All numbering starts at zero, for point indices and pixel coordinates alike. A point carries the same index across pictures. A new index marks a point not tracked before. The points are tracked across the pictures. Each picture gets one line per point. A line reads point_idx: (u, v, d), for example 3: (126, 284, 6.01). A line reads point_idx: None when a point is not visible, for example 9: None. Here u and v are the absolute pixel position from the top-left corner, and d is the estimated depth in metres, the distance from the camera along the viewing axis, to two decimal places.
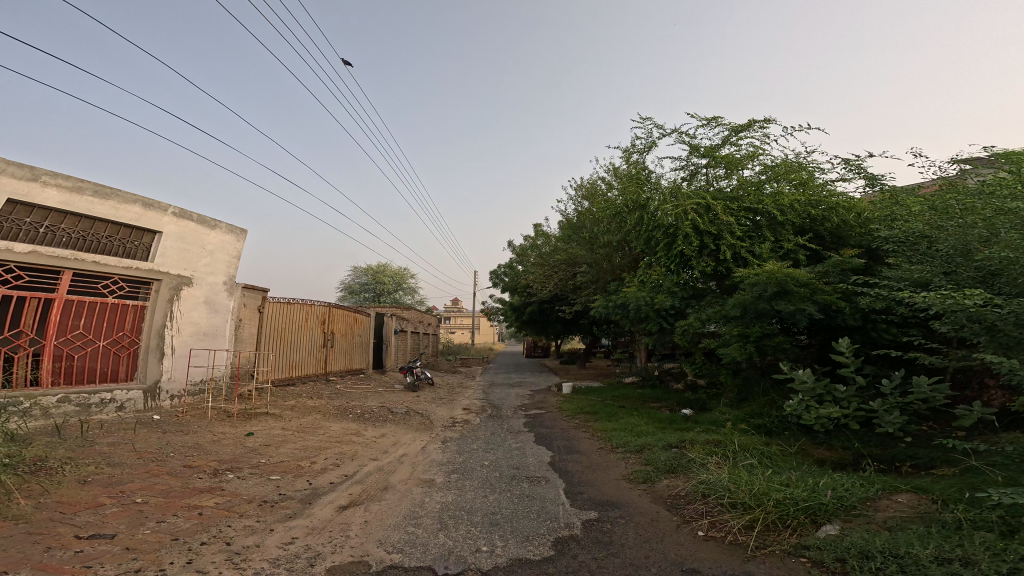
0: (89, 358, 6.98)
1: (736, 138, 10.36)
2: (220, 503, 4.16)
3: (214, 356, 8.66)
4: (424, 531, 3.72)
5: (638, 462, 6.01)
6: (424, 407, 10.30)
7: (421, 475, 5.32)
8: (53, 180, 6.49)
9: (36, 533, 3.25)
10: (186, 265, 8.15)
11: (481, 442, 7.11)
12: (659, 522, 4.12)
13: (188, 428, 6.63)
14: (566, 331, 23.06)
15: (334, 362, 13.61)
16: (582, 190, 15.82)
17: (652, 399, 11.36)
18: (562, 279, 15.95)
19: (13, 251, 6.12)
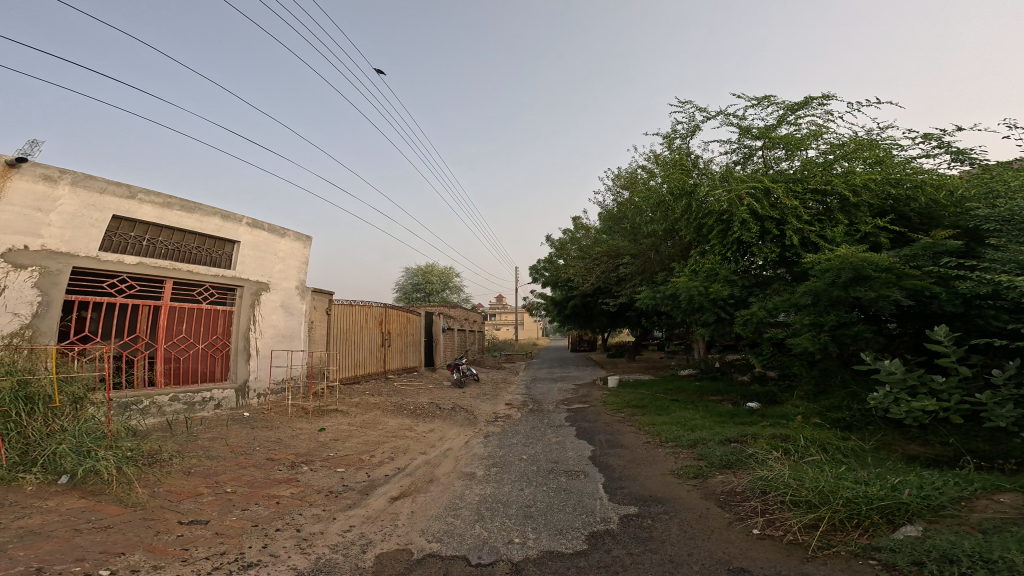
0: (190, 360, 7.78)
1: (794, 117, 9.67)
2: (294, 493, 4.54)
3: (292, 357, 9.40)
4: (462, 522, 3.85)
5: (691, 457, 5.82)
6: (469, 403, 10.55)
7: (463, 469, 5.47)
8: (148, 198, 7.22)
9: (150, 518, 3.73)
10: (262, 272, 8.88)
11: (522, 437, 7.17)
12: (708, 519, 3.99)
13: (268, 424, 7.26)
14: (612, 324, 22.72)
15: (391, 361, 14.26)
16: (622, 179, 15.43)
17: (711, 392, 10.95)
18: (604, 272, 15.58)
19: (124, 263, 6.92)
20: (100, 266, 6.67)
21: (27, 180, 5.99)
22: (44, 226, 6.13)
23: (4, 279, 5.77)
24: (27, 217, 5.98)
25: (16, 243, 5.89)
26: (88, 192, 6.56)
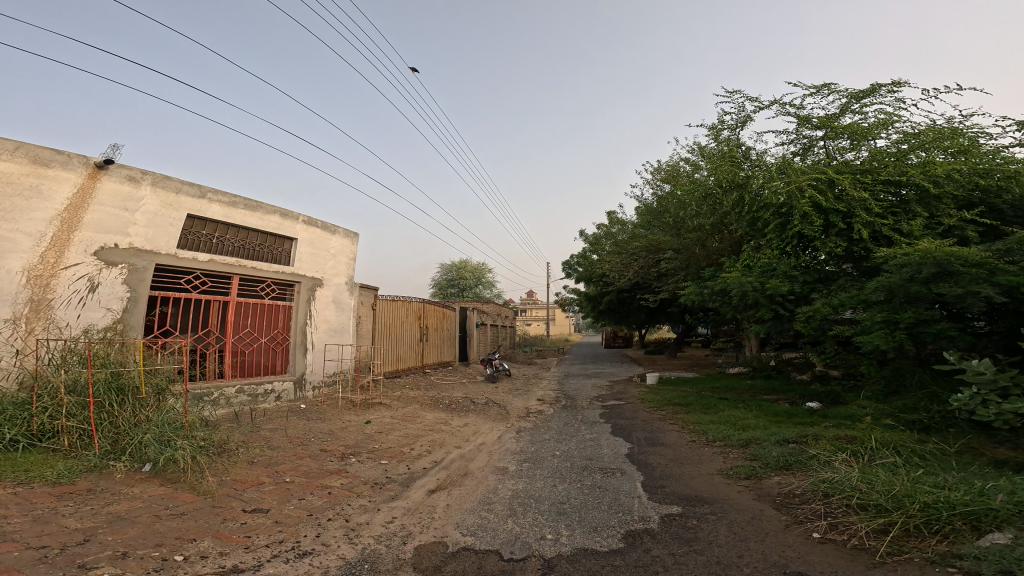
0: (254, 353, 8.24)
1: (859, 105, 9.06)
2: (344, 484, 4.74)
3: (343, 351, 9.81)
4: (495, 516, 3.87)
5: (743, 457, 5.53)
6: (502, 398, 10.60)
7: (497, 463, 5.50)
8: (217, 199, 7.62)
9: (218, 506, 4.01)
10: (316, 268, 9.29)
11: (554, 433, 7.09)
12: (762, 520, 3.78)
13: (320, 416, 7.61)
14: (651, 320, 22.16)
15: (429, 355, 14.63)
16: (662, 172, 15.00)
17: (764, 391, 10.41)
18: (643, 266, 15.15)
19: (198, 260, 7.34)
20: (178, 263, 7.08)
21: (114, 182, 6.43)
22: (129, 225, 6.58)
23: (97, 276, 6.24)
24: (116, 216, 6.44)
25: (106, 241, 6.35)
26: (166, 193, 6.97)
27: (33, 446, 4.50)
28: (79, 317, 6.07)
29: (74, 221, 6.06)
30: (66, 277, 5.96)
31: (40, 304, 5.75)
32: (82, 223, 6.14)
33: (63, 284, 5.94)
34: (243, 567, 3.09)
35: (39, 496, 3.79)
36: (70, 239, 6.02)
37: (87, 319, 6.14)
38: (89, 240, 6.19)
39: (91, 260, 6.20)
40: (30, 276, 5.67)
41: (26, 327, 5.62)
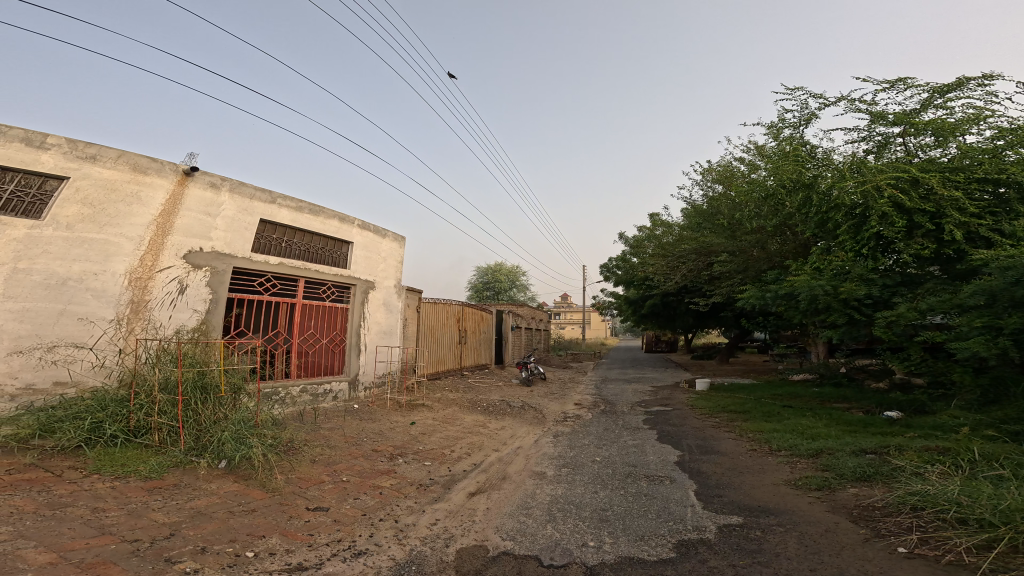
0: (316, 354, 8.38)
1: (944, 100, 8.24)
2: (393, 484, 4.87)
3: (391, 353, 10.08)
4: (535, 521, 3.80)
5: (812, 467, 5.10)
6: (539, 401, 10.51)
7: (535, 468, 5.43)
8: (286, 203, 7.84)
9: (284, 503, 4.24)
10: (369, 271, 9.46)
11: (593, 438, 6.89)
12: (836, 533, 3.44)
13: (369, 416, 7.89)
14: (700, 325, 21.23)
15: (467, 357, 14.77)
16: (713, 173, 14.34)
17: (837, 399, 9.56)
18: (693, 270, 14.45)
19: (269, 263, 7.56)
20: (252, 266, 7.33)
21: (199, 188, 6.68)
22: (212, 230, 6.82)
23: (186, 278, 6.48)
24: (200, 221, 6.66)
25: (193, 245, 6.59)
26: (241, 199, 7.18)
27: (128, 441, 4.82)
28: (171, 318, 6.30)
29: (167, 225, 6.31)
30: (161, 279, 6.23)
31: (139, 305, 6.02)
32: (174, 227, 6.39)
33: (158, 286, 6.20)
34: (306, 564, 3.23)
35: (134, 490, 4.15)
36: (163, 243, 6.27)
37: (177, 319, 6.38)
38: (179, 244, 6.44)
39: (181, 263, 6.45)
40: (130, 278, 5.94)
41: (127, 326, 5.89)
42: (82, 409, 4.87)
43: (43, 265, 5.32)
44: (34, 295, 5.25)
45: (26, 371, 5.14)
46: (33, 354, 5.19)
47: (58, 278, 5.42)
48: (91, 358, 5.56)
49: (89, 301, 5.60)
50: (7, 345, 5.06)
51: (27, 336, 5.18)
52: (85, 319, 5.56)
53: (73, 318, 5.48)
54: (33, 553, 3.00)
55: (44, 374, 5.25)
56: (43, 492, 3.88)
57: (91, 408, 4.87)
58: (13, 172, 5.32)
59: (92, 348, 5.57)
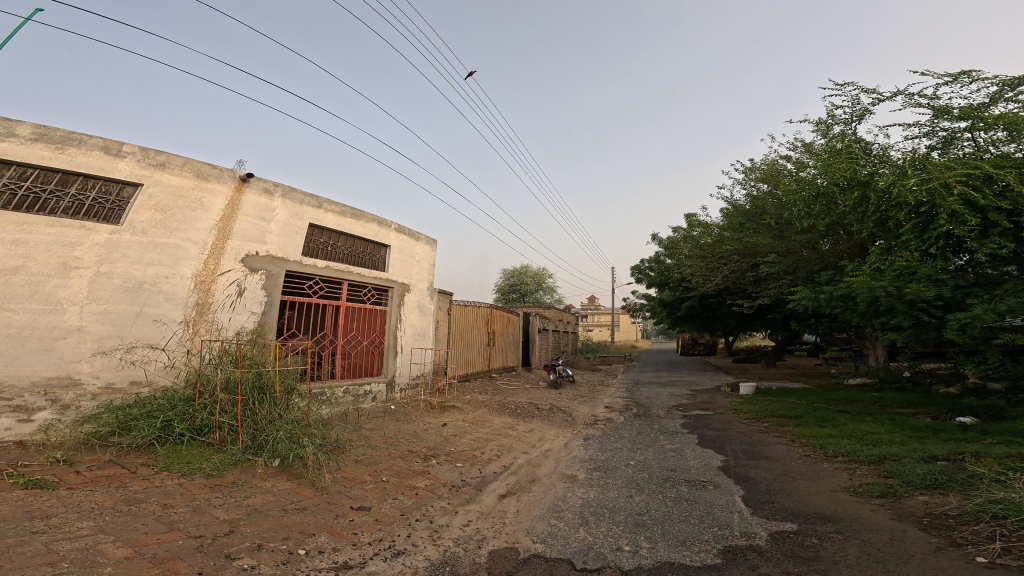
0: (358, 355, 8.19)
1: (1016, 93, 7.66)
2: (428, 485, 4.86)
3: (425, 355, 9.88)
4: (565, 524, 3.69)
5: (874, 474, 4.71)
6: (567, 404, 10.25)
7: (565, 470, 5.29)
8: (332, 207, 7.65)
9: (332, 502, 4.24)
10: (405, 273, 9.25)
11: (626, 442, 6.64)
12: (906, 542, 3.13)
13: (403, 416, 7.80)
14: (742, 327, 20.31)
15: (494, 360, 14.57)
16: (758, 171, 13.74)
17: (900, 405, 8.82)
18: (737, 271, 14.03)
19: (318, 266, 7.38)
20: (303, 268, 7.19)
21: (254, 194, 6.54)
22: (267, 234, 6.68)
23: (244, 282, 6.38)
24: (256, 226, 6.54)
25: (251, 248, 6.47)
26: (292, 204, 7.02)
27: (193, 440, 4.94)
28: (232, 321, 6.23)
29: (227, 230, 6.19)
30: (222, 282, 6.13)
31: (203, 308, 5.94)
32: (233, 231, 6.25)
33: (219, 289, 6.11)
34: (352, 563, 3.23)
35: (198, 487, 4.20)
36: (224, 247, 6.15)
37: (237, 321, 6.29)
38: (237, 248, 6.32)
39: (239, 266, 6.33)
40: (195, 281, 5.85)
41: (192, 328, 5.83)
42: (154, 408, 5.01)
43: (121, 270, 5.28)
44: (113, 298, 5.22)
45: (105, 371, 5.14)
46: (114, 354, 5.20)
47: (135, 281, 5.38)
48: (161, 358, 5.54)
49: (160, 303, 5.54)
50: (92, 345, 5.06)
51: (108, 337, 5.17)
52: (158, 321, 5.53)
53: (148, 320, 5.45)
54: (112, 547, 3.09)
55: (122, 373, 5.25)
56: (119, 488, 3.97)
57: (162, 408, 5.01)
58: (91, 179, 5.30)
59: (162, 349, 5.54)
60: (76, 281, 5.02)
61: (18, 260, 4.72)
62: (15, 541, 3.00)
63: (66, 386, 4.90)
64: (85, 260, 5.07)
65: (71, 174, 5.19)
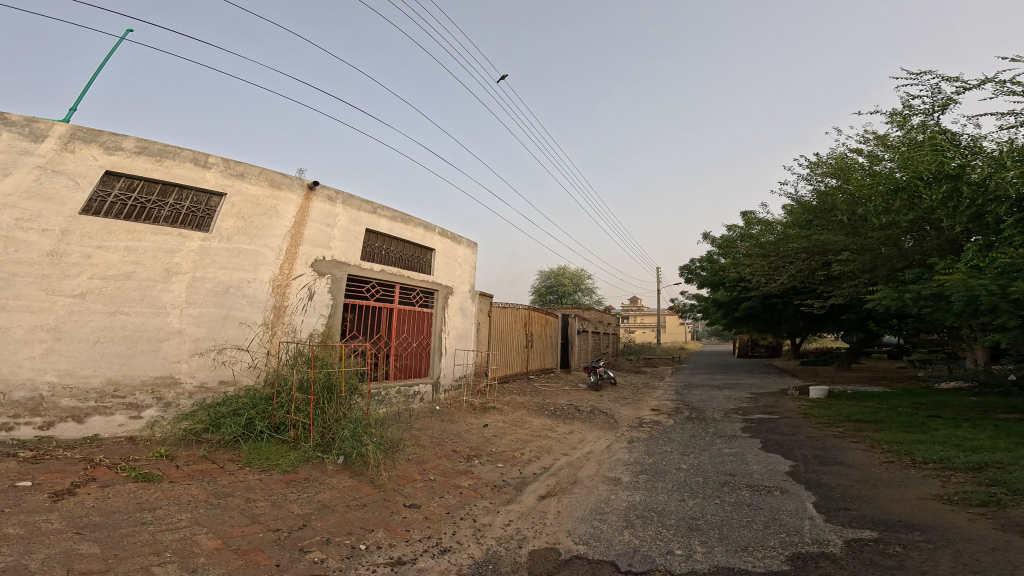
0: (408, 356, 8.06)
1: None
2: (471, 484, 4.84)
3: (468, 357, 9.67)
4: (609, 527, 3.56)
5: (972, 482, 4.13)
6: (610, 407, 9.81)
7: (608, 473, 5.13)
8: (385, 213, 7.51)
9: (387, 499, 4.30)
10: (450, 277, 9.05)
11: (677, 446, 6.28)
12: (1008, 553, 2.72)
13: (446, 416, 7.67)
14: (813, 327, 18.68)
15: (532, 361, 14.27)
16: (825, 166, 12.70)
17: (999, 409, 7.76)
18: (805, 269, 13.03)
19: (375, 270, 7.28)
20: (362, 273, 7.07)
21: (320, 201, 6.48)
22: (332, 240, 6.60)
23: (314, 285, 6.36)
24: (323, 231, 6.47)
25: (318, 254, 6.42)
26: (352, 210, 6.91)
27: (271, 437, 5.02)
28: (305, 323, 6.24)
29: (298, 235, 6.17)
30: (295, 286, 6.14)
31: (280, 311, 5.98)
32: (304, 237, 6.24)
33: (292, 292, 6.12)
34: (405, 558, 3.28)
35: (274, 482, 4.33)
36: (296, 252, 6.16)
37: (309, 323, 6.28)
38: (308, 254, 6.31)
39: (310, 271, 6.32)
40: (273, 285, 5.90)
41: (270, 330, 5.87)
42: (239, 407, 5.10)
43: (212, 275, 5.41)
44: (206, 301, 5.35)
45: (201, 371, 5.29)
46: (209, 355, 5.35)
47: (224, 286, 5.49)
48: (245, 358, 5.65)
49: (243, 307, 5.62)
50: (190, 346, 5.22)
51: (203, 338, 5.32)
52: (243, 324, 5.62)
53: (235, 323, 5.55)
54: (206, 538, 3.26)
55: (214, 373, 5.39)
56: (210, 482, 4.14)
57: (246, 407, 5.10)
58: (185, 190, 5.43)
59: (245, 350, 5.64)
60: (176, 286, 5.18)
61: (129, 267, 4.90)
62: (128, 531, 3.22)
63: (169, 385, 5.08)
64: (184, 265, 5.23)
65: (169, 185, 5.32)
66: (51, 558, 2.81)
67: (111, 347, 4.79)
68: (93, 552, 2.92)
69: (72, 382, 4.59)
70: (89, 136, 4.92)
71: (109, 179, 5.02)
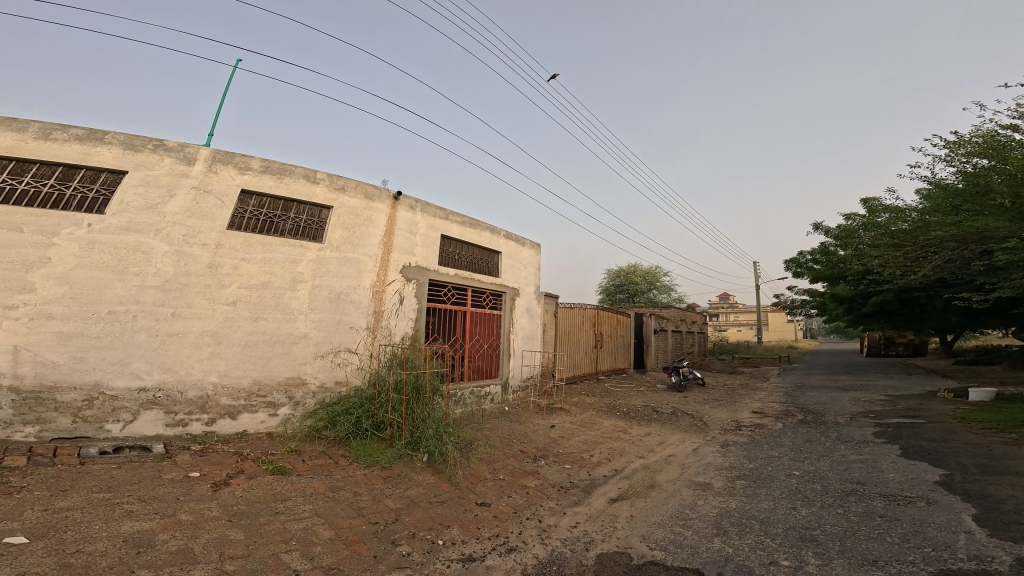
0: (480, 358, 8.15)
1: None
2: (537, 485, 4.71)
3: (535, 358, 9.55)
4: (695, 534, 3.26)
5: None
6: (695, 409, 8.98)
7: (695, 477, 4.67)
8: (456, 218, 7.79)
9: (461, 497, 4.31)
10: (516, 279, 9.09)
11: (786, 451, 5.49)
12: None
13: (515, 417, 7.55)
14: (972, 323, 15.37)
15: (603, 362, 13.65)
16: (971, 142, 10.43)
17: None
18: (954, 261, 10.87)
19: (451, 275, 7.57)
20: (440, 277, 7.38)
21: (404, 210, 6.88)
22: (415, 246, 7.00)
23: (404, 291, 6.76)
24: (406, 239, 6.87)
25: (406, 260, 6.83)
26: (428, 217, 7.25)
27: (374, 435, 5.32)
28: (399, 327, 6.67)
29: (390, 244, 6.63)
30: (389, 291, 6.57)
31: (379, 315, 6.43)
32: (394, 245, 6.68)
33: (388, 297, 6.56)
34: (475, 555, 3.25)
35: (372, 478, 4.57)
36: (389, 260, 6.60)
37: (400, 327, 6.70)
38: (398, 260, 6.73)
39: (400, 277, 6.75)
40: (373, 291, 6.37)
41: (372, 334, 6.35)
42: (349, 405, 5.52)
43: (327, 283, 5.96)
44: (324, 307, 5.91)
45: (322, 372, 5.85)
46: (328, 356, 5.91)
47: (336, 292, 6.03)
48: (355, 360, 6.16)
49: (352, 312, 6.14)
50: (313, 349, 5.79)
51: (323, 341, 5.87)
52: (351, 328, 6.14)
53: (346, 327, 6.08)
54: (321, 529, 3.54)
55: (332, 374, 5.93)
56: (328, 476, 4.53)
57: (354, 405, 5.49)
58: (302, 205, 6.01)
59: (355, 352, 6.16)
60: (302, 293, 5.77)
61: (266, 276, 5.52)
62: (264, 520, 3.61)
63: (298, 385, 5.66)
64: (306, 274, 5.82)
65: (290, 201, 5.91)
66: (208, 542, 3.24)
67: (255, 350, 5.43)
68: (239, 539, 3.32)
69: (229, 382, 5.26)
70: (227, 158, 5.53)
71: (245, 197, 5.64)
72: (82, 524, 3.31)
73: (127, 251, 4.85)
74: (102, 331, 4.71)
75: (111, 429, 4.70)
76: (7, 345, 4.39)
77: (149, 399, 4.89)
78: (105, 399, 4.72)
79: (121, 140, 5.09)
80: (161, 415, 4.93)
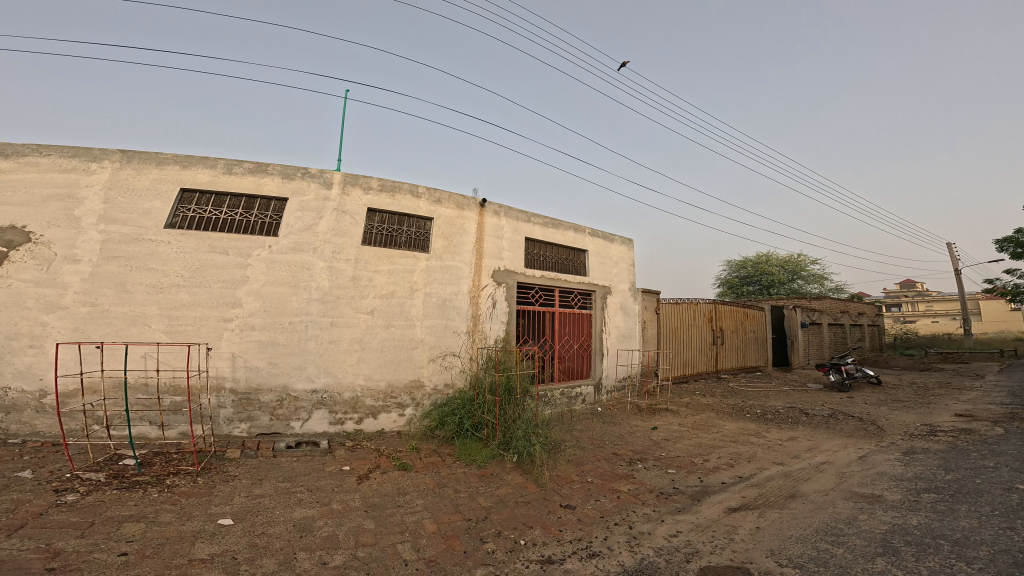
0: (572, 359, 7.92)
1: None
2: (631, 488, 4.22)
3: (631, 357, 8.94)
4: (849, 552, 2.60)
5: None
6: (867, 410, 7.11)
7: (857, 488, 3.65)
8: (538, 220, 7.82)
9: (546, 497, 4.09)
10: (607, 278, 8.65)
11: (1009, 462, 3.98)
12: None
13: (610, 419, 7.00)
14: None
15: (725, 361, 11.91)
16: None
17: None
18: None
19: (539, 277, 7.61)
20: (528, 279, 7.49)
21: (490, 216, 7.24)
22: (503, 251, 7.26)
23: (496, 294, 7.08)
24: (495, 244, 7.20)
25: (495, 264, 7.14)
26: (513, 222, 7.48)
27: (472, 435, 5.52)
28: (493, 330, 6.96)
29: (480, 250, 7.04)
30: (484, 295, 6.95)
31: (475, 319, 6.83)
32: (485, 252, 7.06)
33: (483, 302, 6.96)
34: (555, 557, 3.00)
35: (467, 475, 4.64)
36: (481, 265, 6.99)
37: (496, 330, 7.01)
38: (489, 265, 7.08)
39: (492, 281, 7.09)
40: (470, 295, 6.81)
41: (472, 339, 6.77)
42: (454, 407, 5.84)
43: (436, 289, 6.52)
44: (433, 312, 6.46)
45: (435, 374, 6.34)
46: (440, 360, 6.41)
47: (442, 297, 6.56)
48: (458, 363, 6.58)
49: (455, 317, 6.61)
50: (429, 352, 6.34)
51: (435, 346, 6.40)
52: (455, 332, 6.61)
53: (452, 333, 6.58)
54: (428, 523, 3.65)
55: (443, 377, 6.41)
56: (437, 473, 4.73)
57: (462, 406, 5.77)
58: (411, 219, 6.70)
59: (459, 356, 6.58)
60: (418, 301, 6.37)
61: (392, 287, 6.23)
62: (389, 511, 3.89)
63: (419, 387, 6.19)
64: (419, 282, 6.43)
65: (403, 216, 6.63)
66: (350, 530, 3.60)
67: (390, 355, 6.10)
68: (370, 527, 3.62)
69: (372, 384, 5.96)
70: (355, 180, 6.41)
71: (371, 216, 6.47)
72: (269, 510, 3.99)
73: (297, 269, 5.94)
74: (285, 339, 5.78)
75: (295, 425, 5.69)
76: (228, 353, 5.63)
77: (319, 399, 5.79)
78: (291, 399, 5.73)
79: (280, 170, 6.19)
80: (326, 414, 5.79)
